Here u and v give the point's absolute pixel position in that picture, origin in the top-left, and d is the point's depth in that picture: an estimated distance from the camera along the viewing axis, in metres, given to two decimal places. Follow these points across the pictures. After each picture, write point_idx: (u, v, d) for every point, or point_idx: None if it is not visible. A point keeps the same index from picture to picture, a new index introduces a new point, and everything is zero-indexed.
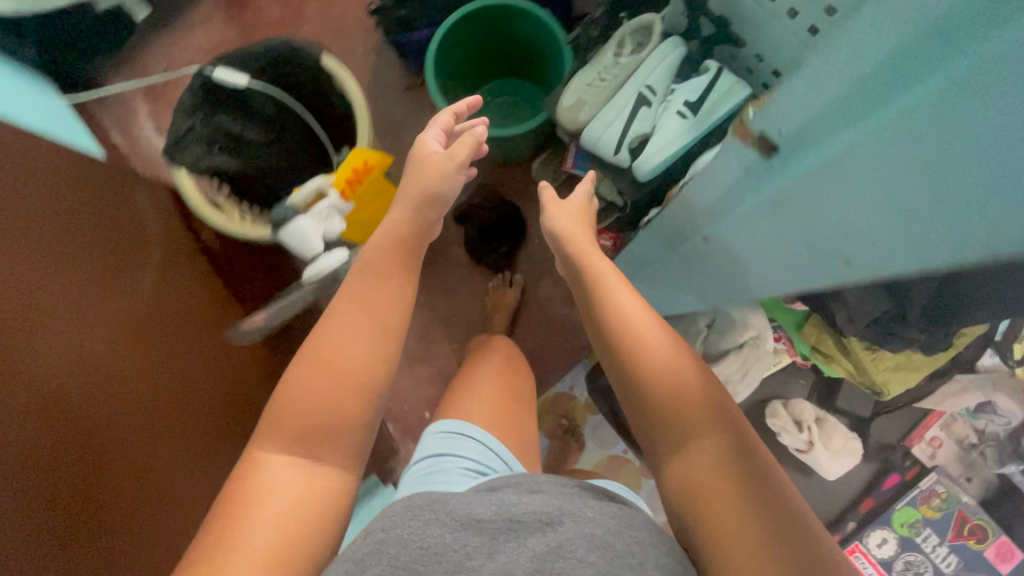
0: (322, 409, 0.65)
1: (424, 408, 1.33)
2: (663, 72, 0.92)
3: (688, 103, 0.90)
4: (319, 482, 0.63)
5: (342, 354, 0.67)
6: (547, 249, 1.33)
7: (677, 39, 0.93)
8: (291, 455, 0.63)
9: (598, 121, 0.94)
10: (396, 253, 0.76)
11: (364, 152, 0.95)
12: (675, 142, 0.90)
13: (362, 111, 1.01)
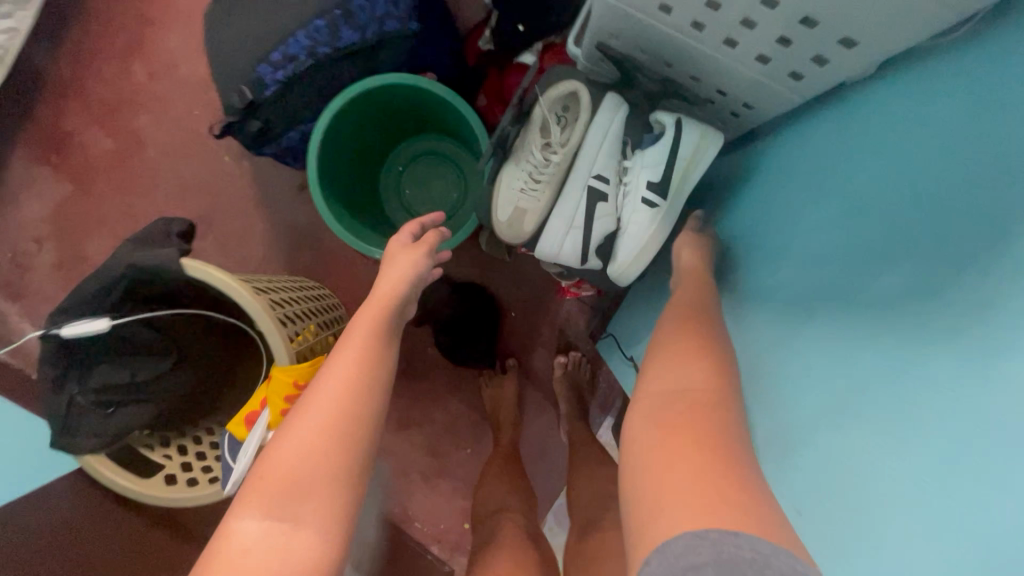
0: (304, 476, 0.56)
1: (461, 520, 1.23)
2: (606, 152, 0.74)
3: (653, 185, 0.70)
4: (304, 535, 0.54)
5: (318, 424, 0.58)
6: (528, 320, 1.18)
7: (610, 104, 0.72)
8: (266, 519, 0.54)
9: (549, 235, 0.75)
10: (368, 341, 0.66)
11: (295, 372, 0.75)
12: (653, 238, 0.72)
13: (255, 309, 0.76)
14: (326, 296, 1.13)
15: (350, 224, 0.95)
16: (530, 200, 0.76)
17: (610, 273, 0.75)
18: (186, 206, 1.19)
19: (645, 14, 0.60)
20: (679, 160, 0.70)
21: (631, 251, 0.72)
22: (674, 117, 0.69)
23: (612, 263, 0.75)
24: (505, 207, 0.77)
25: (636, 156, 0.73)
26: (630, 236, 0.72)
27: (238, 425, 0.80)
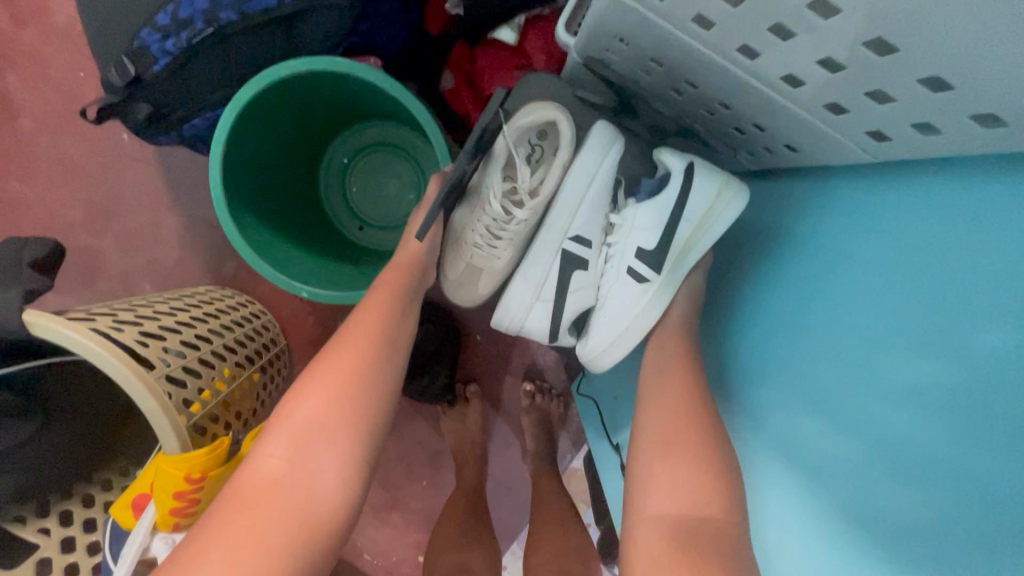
0: (327, 417, 0.51)
1: (415, 553, 1.10)
2: (589, 206, 0.64)
3: (643, 257, 0.60)
4: (323, 473, 0.50)
5: (343, 368, 0.54)
6: (493, 341, 1.04)
7: (599, 144, 0.62)
8: (286, 452, 0.50)
9: (514, 303, 0.68)
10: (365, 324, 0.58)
11: (187, 462, 0.59)
12: (638, 321, 0.61)
13: (131, 382, 0.58)
14: (257, 313, 0.95)
15: (276, 249, 0.78)
16: (487, 258, 0.69)
17: (581, 351, 0.67)
18: (78, 193, 0.97)
19: (668, 21, 0.43)
20: (682, 224, 0.59)
21: (609, 333, 0.63)
22: (688, 162, 0.58)
23: (585, 342, 0.66)
24: (462, 259, 0.70)
25: (627, 212, 0.62)
26: (609, 316, 0.63)
27: (121, 509, 0.64)
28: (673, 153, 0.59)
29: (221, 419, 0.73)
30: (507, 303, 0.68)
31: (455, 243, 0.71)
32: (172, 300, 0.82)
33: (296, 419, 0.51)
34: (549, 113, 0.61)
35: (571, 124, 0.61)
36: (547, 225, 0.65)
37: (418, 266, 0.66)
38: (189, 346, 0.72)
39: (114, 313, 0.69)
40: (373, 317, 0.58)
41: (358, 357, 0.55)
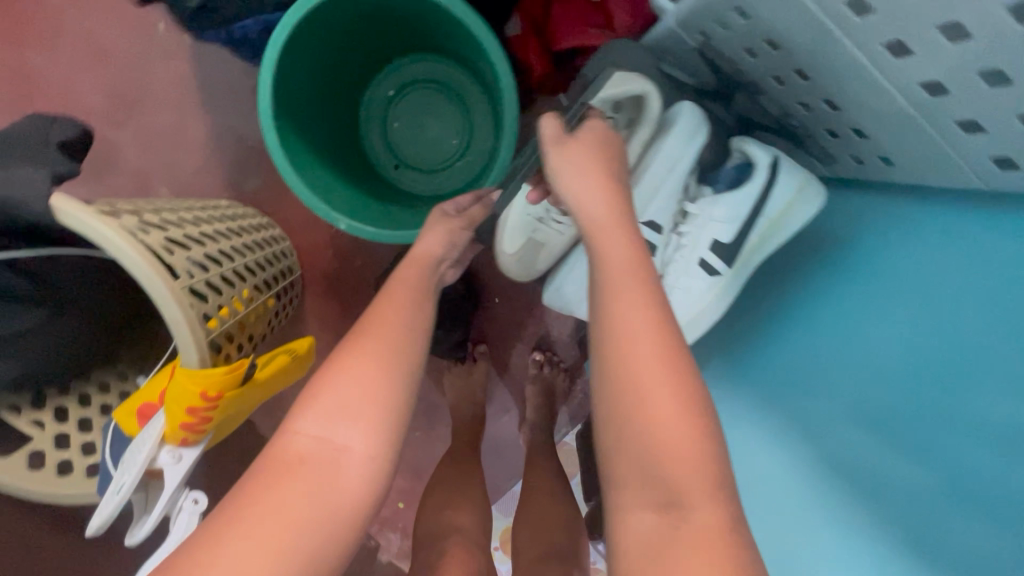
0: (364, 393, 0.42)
1: (396, 499, 1.10)
2: (663, 190, 0.63)
3: (716, 249, 0.62)
4: (358, 454, 0.41)
5: (376, 341, 0.46)
6: (509, 306, 1.02)
7: (689, 129, 0.59)
8: (324, 433, 0.41)
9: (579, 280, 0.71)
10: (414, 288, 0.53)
11: (205, 379, 0.57)
12: (703, 317, 0.63)
13: (159, 293, 0.56)
14: (277, 237, 0.91)
15: (317, 171, 0.74)
16: (550, 234, 0.70)
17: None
18: (101, 78, 0.90)
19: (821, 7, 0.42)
20: (760, 220, 0.60)
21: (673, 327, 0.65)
22: (774, 155, 0.58)
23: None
24: (521, 234, 0.68)
25: (704, 202, 0.63)
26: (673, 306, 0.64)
27: (125, 415, 0.62)
28: (761, 147, 0.59)
29: (235, 340, 0.71)
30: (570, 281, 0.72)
31: (508, 221, 0.67)
32: (196, 210, 0.78)
33: (325, 394, 0.42)
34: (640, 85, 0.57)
35: (661, 100, 0.59)
36: None
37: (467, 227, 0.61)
38: (213, 262, 0.69)
39: (139, 214, 0.65)
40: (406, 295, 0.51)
41: (391, 330, 0.46)
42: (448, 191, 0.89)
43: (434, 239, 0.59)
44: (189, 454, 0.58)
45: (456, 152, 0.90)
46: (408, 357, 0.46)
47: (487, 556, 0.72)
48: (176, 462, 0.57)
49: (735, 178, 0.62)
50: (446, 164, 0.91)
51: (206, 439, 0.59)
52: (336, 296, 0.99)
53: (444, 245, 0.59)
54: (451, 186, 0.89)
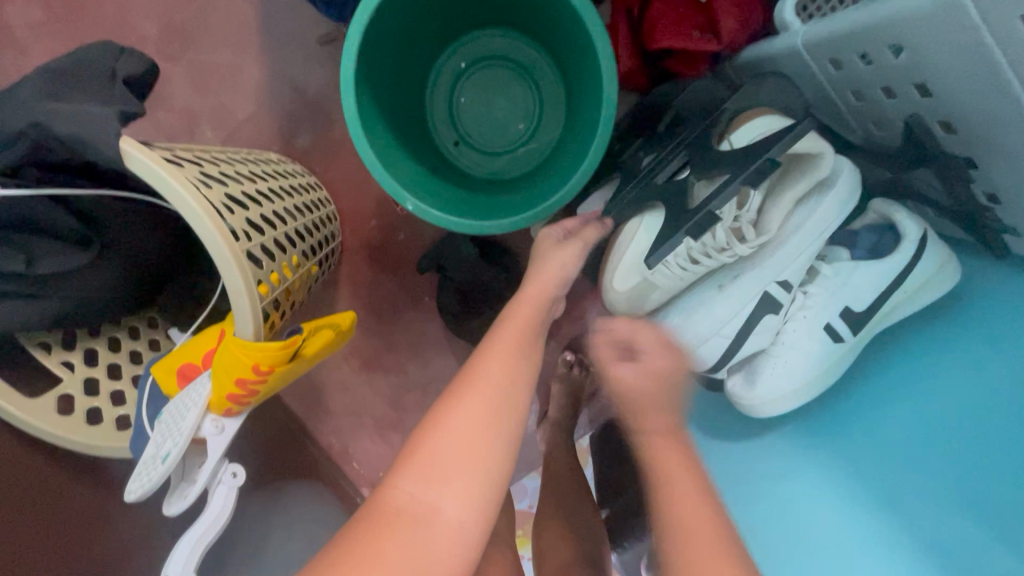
0: (464, 457, 0.48)
1: None
2: (791, 247, 0.61)
3: (846, 316, 0.63)
4: (447, 517, 0.45)
5: (476, 404, 0.51)
6: None
7: (843, 198, 0.60)
8: (422, 488, 0.46)
9: (693, 332, 0.65)
10: (519, 337, 0.58)
11: (258, 351, 0.54)
12: (823, 379, 0.64)
13: (222, 259, 0.52)
14: (323, 200, 0.87)
15: (382, 140, 0.71)
16: (671, 276, 0.64)
17: (740, 398, 0.66)
18: (164, 8, 0.87)
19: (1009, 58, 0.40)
20: (897, 292, 0.62)
21: (790, 388, 0.64)
22: (923, 231, 0.61)
23: (746, 388, 0.66)
24: (636, 271, 0.65)
25: (841, 266, 0.64)
26: (788, 366, 0.65)
27: (165, 372, 0.60)
28: (911, 217, 0.62)
29: (279, 307, 0.68)
30: (681, 331, 0.66)
31: (627, 259, 0.65)
32: (248, 163, 0.74)
33: (424, 453, 0.48)
34: (818, 144, 0.57)
35: (831, 162, 0.58)
36: (760, 263, 0.62)
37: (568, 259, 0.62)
38: (267, 225, 0.65)
39: (197, 164, 0.61)
40: (509, 346, 0.57)
41: (492, 396, 0.52)
42: (508, 177, 0.86)
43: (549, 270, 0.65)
44: (231, 425, 0.56)
45: (521, 139, 0.86)
46: (504, 424, 0.51)
47: (506, 555, 0.71)
48: (218, 432, 0.55)
49: (876, 246, 0.65)
50: (509, 149, 0.86)
51: (248, 411, 0.57)
52: (373, 266, 0.96)
53: (556, 277, 0.65)
54: (513, 173, 0.86)
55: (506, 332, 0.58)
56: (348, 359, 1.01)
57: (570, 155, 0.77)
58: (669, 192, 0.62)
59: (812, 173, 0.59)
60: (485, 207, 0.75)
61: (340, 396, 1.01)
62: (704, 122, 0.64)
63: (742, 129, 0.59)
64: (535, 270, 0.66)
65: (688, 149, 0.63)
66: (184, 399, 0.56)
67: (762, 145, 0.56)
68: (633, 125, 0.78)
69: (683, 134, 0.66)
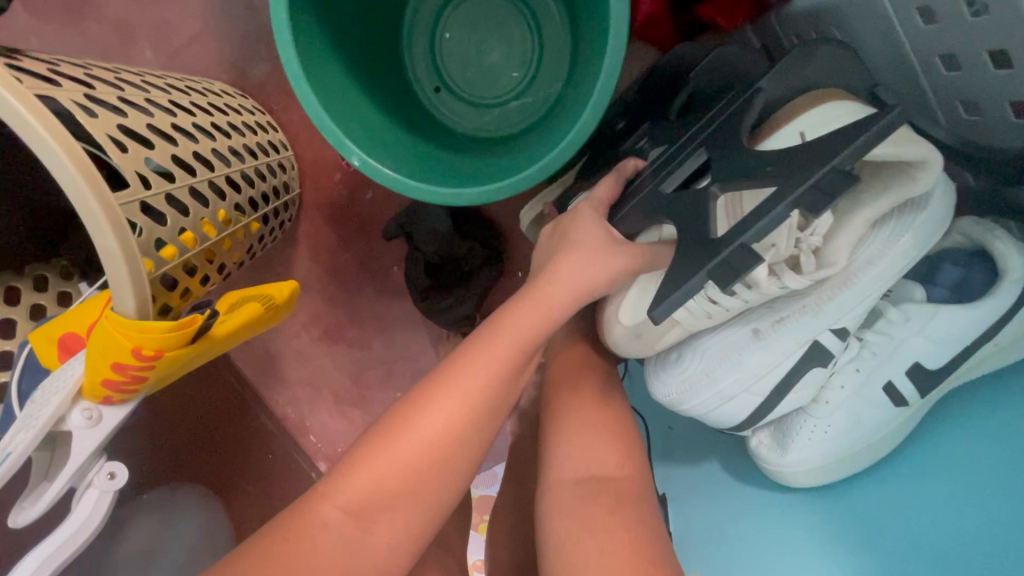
0: (403, 488, 0.42)
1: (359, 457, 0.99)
2: (856, 290, 0.48)
3: (914, 375, 0.51)
4: (378, 539, 0.42)
5: (435, 432, 0.43)
6: None
7: (932, 226, 0.46)
8: (348, 511, 0.41)
9: (715, 389, 0.51)
10: (517, 354, 0.45)
11: (140, 332, 0.43)
12: (875, 446, 0.53)
13: (92, 218, 0.40)
14: (278, 144, 0.74)
15: (329, 80, 0.58)
16: (694, 314, 0.49)
17: (768, 464, 0.55)
18: None
19: None
20: (986, 344, 0.50)
21: (827, 456, 0.53)
22: None
23: (777, 452, 0.54)
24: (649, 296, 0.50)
25: (915, 308, 0.51)
26: (831, 431, 0.53)
27: (43, 342, 0.50)
28: (1016, 250, 0.48)
29: (200, 273, 0.56)
30: (695, 387, 0.51)
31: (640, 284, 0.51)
32: (181, 89, 0.61)
33: (359, 481, 0.42)
34: (922, 150, 0.41)
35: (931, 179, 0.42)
36: (813, 306, 0.48)
37: (585, 268, 0.47)
38: (181, 169, 0.52)
39: (87, 83, 0.48)
40: (498, 359, 0.45)
41: (457, 421, 0.43)
42: (494, 135, 0.72)
43: (571, 269, 0.46)
44: (111, 415, 0.46)
45: (515, 90, 0.72)
46: (462, 454, 0.44)
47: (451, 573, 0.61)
48: (94, 425, 0.45)
49: (961, 286, 0.52)
50: (499, 101, 0.73)
51: (138, 399, 0.47)
52: (336, 226, 0.84)
53: (591, 275, 0.46)
54: (500, 130, 0.72)
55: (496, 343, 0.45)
56: (306, 328, 0.90)
57: (568, 113, 0.63)
58: (687, 201, 0.45)
59: (903, 189, 0.43)
60: (458, 173, 0.63)
61: (297, 366, 0.90)
62: (734, 107, 0.48)
63: (781, 131, 0.45)
64: (562, 250, 0.48)
65: (704, 148, 0.48)
66: (56, 379, 0.46)
67: (829, 145, 0.38)
68: (642, 103, 0.61)
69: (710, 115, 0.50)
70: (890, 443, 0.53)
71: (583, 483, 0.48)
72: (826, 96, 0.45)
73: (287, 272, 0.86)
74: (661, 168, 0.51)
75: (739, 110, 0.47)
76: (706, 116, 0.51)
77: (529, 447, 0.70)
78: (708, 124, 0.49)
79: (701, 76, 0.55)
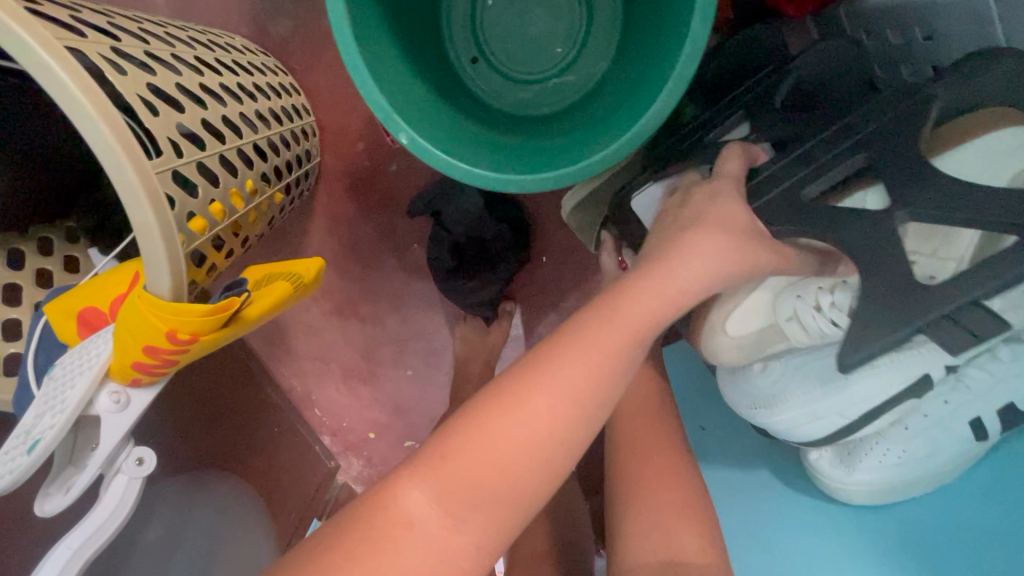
0: (506, 477, 0.36)
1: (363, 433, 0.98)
2: (992, 328, 0.42)
3: (1010, 413, 0.46)
4: (465, 536, 0.34)
5: (547, 416, 0.37)
6: None
7: None
8: (441, 499, 0.35)
9: (802, 405, 0.48)
10: (632, 339, 0.40)
11: (175, 314, 0.40)
12: (944, 474, 0.49)
13: (127, 190, 0.37)
14: (303, 109, 0.69)
15: (372, 46, 0.53)
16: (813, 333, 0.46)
17: (828, 478, 0.53)
18: None
19: None
20: None
21: (891, 481, 0.50)
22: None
23: (841, 470, 0.51)
24: (763, 317, 0.49)
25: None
26: (907, 460, 0.49)
27: (59, 315, 0.46)
28: None
29: (224, 246, 0.53)
30: (781, 400, 0.48)
31: (756, 296, 0.49)
32: (206, 44, 0.56)
33: (453, 462, 0.36)
34: None
35: None
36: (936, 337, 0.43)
37: (718, 251, 0.42)
38: (212, 135, 0.49)
39: (112, 34, 0.43)
40: (615, 345, 0.40)
41: (571, 408, 0.38)
42: (533, 114, 0.69)
43: (705, 253, 0.42)
44: (139, 399, 0.43)
45: (557, 66, 0.68)
46: (570, 444, 0.38)
47: None
48: (121, 409, 0.42)
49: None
50: (540, 76, 0.69)
51: (165, 382, 0.44)
52: (354, 199, 0.81)
53: (717, 262, 0.42)
54: (540, 108, 0.69)
55: (613, 325, 0.40)
56: (318, 302, 0.87)
57: (620, 98, 0.60)
58: (857, 221, 0.41)
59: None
60: (498, 151, 0.60)
61: (304, 338, 0.89)
62: (896, 108, 0.44)
63: (963, 154, 0.45)
64: (687, 234, 0.43)
65: (866, 154, 0.43)
66: (79, 359, 0.43)
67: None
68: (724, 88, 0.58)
69: (856, 112, 0.46)
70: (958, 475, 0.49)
71: (660, 547, 0.48)
72: (1006, 117, 0.44)
73: (300, 245, 0.82)
74: (799, 164, 0.47)
75: (881, 113, 0.44)
76: (852, 112, 0.47)
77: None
78: (857, 126, 0.45)
79: (808, 66, 0.51)
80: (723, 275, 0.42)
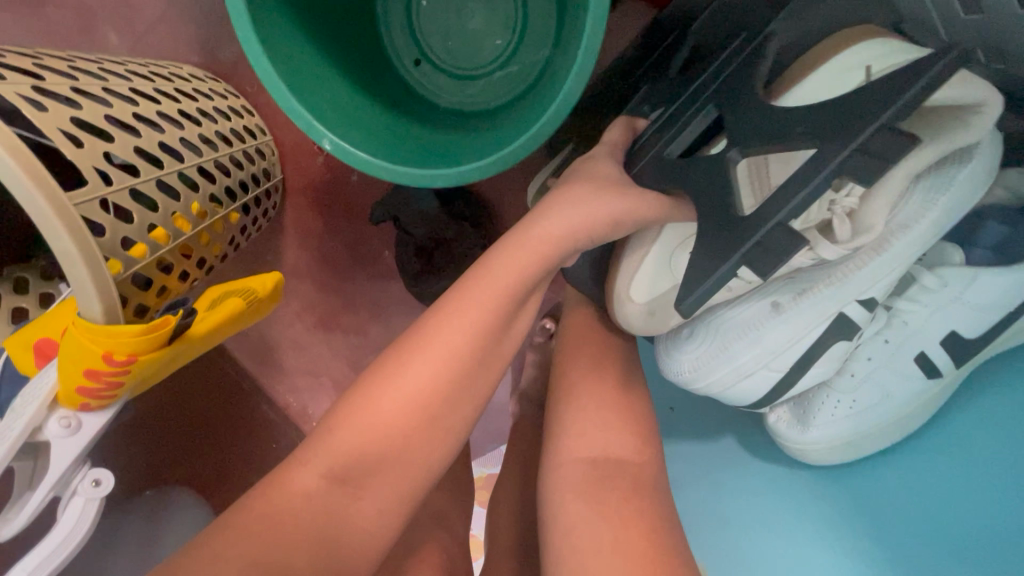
0: (381, 446, 0.39)
1: None
2: (890, 255, 0.47)
3: (948, 343, 0.53)
4: (362, 514, 0.39)
5: (416, 384, 0.40)
6: None
7: (979, 176, 0.45)
8: (333, 483, 0.39)
9: (732, 365, 0.51)
10: (500, 300, 0.42)
11: (110, 337, 0.41)
12: (905, 420, 0.55)
13: (44, 221, 0.38)
14: (258, 130, 0.72)
15: (297, 59, 0.55)
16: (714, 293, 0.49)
17: (789, 441, 0.56)
18: None
19: None
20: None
21: (847, 434, 0.55)
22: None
23: (797, 429, 0.55)
24: (663, 280, 0.51)
25: (953, 274, 0.51)
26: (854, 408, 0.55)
27: (19, 349, 0.48)
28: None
29: (178, 269, 0.55)
30: (711, 363, 0.51)
31: (653, 257, 0.51)
32: (149, 77, 0.58)
33: (338, 443, 0.39)
34: (980, 91, 0.39)
35: (989, 155, 0.44)
36: (841, 279, 0.48)
37: (571, 214, 0.43)
38: (147, 161, 0.50)
39: (37, 75, 0.46)
40: (477, 309, 0.42)
41: (445, 368, 0.41)
42: (480, 109, 0.69)
43: (562, 215, 0.43)
44: (90, 422, 0.45)
45: (498, 59, 0.68)
46: (452, 407, 0.41)
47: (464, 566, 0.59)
48: (73, 433, 0.44)
49: (1005, 244, 0.52)
50: (483, 71, 0.69)
51: (116, 404, 0.46)
52: (321, 212, 0.82)
53: (576, 218, 0.43)
54: (487, 101, 0.69)
55: (487, 282, 0.42)
56: (301, 317, 0.86)
57: (556, 78, 0.59)
58: (700, 167, 0.44)
59: (954, 136, 0.40)
60: (437, 150, 0.60)
61: (295, 355, 0.86)
62: (740, 57, 0.48)
63: (807, 81, 0.46)
64: (548, 204, 0.45)
65: (712, 105, 0.47)
66: (31, 386, 0.44)
67: (867, 109, 0.36)
68: (636, 60, 0.58)
69: (713, 66, 0.50)
70: (919, 417, 0.54)
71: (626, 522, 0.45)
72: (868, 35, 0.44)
73: (276, 262, 0.84)
74: (667, 128, 0.50)
75: (743, 66, 0.47)
76: (708, 68, 0.50)
77: (534, 434, 0.66)
78: (712, 79, 0.49)
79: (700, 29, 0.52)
80: (596, 228, 0.44)
